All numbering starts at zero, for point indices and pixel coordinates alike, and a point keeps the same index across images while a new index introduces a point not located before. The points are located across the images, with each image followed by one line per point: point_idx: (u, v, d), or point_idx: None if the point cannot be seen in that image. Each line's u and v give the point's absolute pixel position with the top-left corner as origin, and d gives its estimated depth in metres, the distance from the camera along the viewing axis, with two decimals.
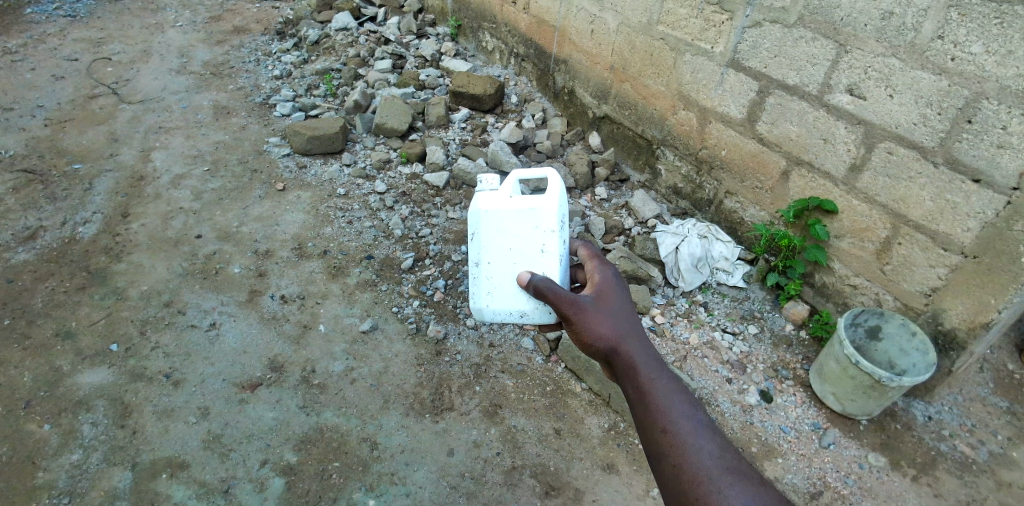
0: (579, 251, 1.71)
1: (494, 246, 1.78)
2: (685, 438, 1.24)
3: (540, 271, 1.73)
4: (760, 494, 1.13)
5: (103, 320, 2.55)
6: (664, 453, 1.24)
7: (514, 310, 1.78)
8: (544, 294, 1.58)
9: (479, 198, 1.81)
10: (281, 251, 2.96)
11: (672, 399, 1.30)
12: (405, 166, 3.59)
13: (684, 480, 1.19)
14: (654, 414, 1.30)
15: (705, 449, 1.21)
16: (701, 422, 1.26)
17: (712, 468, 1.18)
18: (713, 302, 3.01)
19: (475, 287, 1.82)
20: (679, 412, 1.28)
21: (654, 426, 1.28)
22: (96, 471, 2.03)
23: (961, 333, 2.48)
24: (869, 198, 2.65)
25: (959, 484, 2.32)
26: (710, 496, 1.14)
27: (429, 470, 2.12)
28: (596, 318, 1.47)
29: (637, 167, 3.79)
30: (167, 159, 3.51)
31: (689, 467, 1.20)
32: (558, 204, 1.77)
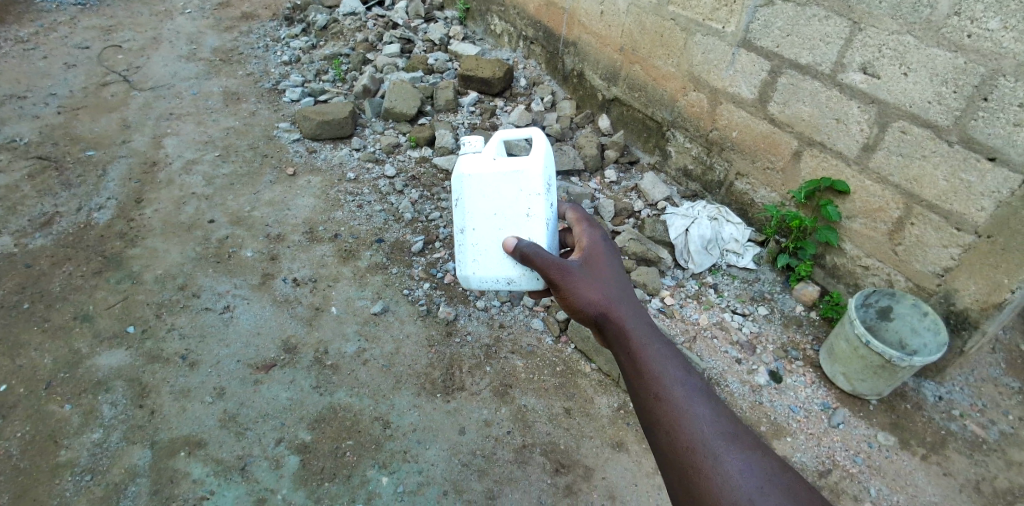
0: (568, 214, 1.75)
1: (478, 211, 1.78)
2: (679, 402, 1.23)
3: (527, 236, 1.75)
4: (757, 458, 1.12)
5: (119, 303, 2.60)
6: (658, 419, 1.23)
7: (500, 277, 1.80)
8: (534, 261, 1.59)
9: (462, 162, 1.80)
10: (293, 235, 2.99)
11: (665, 364, 1.30)
12: (414, 150, 3.60)
13: (679, 446, 1.17)
14: (647, 380, 1.29)
15: (700, 413, 1.20)
16: (696, 387, 1.26)
17: (707, 433, 1.17)
18: (723, 283, 3.01)
19: (461, 254, 1.83)
20: (672, 378, 1.28)
21: (647, 392, 1.28)
22: (116, 449, 2.09)
23: (973, 313, 2.47)
24: (882, 178, 2.63)
25: (969, 462, 2.32)
26: (705, 460, 1.13)
27: (441, 448, 2.16)
28: (587, 285, 1.49)
29: (646, 149, 3.77)
30: (179, 146, 3.54)
31: (683, 432, 1.18)
32: (543, 166, 1.78)
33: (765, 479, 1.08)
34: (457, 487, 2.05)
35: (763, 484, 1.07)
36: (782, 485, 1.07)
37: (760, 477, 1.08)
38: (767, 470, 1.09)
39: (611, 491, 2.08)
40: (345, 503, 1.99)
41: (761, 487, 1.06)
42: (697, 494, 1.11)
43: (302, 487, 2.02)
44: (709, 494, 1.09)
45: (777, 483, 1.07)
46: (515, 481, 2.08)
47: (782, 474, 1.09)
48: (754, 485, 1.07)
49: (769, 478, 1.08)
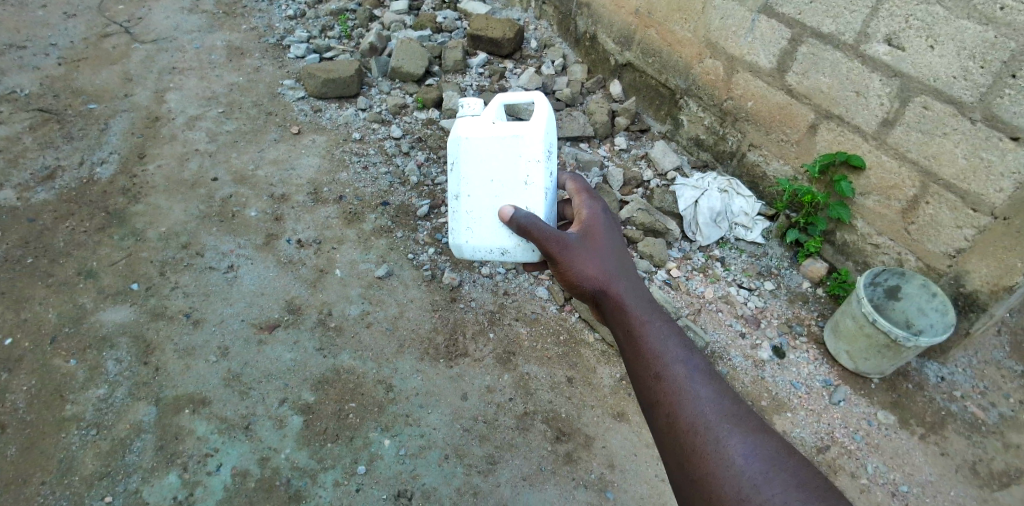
0: (567, 185, 1.69)
1: (474, 177, 1.74)
2: (679, 384, 1.20)
3: (524, 205, 1.70)
4: (759, 442, 1.09)
5: (123, 260, 2.59)
6: (658, 402, 1.21)
7: (495, 247, 1.76)
8: (532, 232, 1.56)
9: (458, 124, 1.75)
10: (297, 196, 2.96)
11: (665, 345, 1.28)
12: (421, 111, 3.53)
13: (680, 429, 1.15)
14: (647, 362, 1.27)
15: (701, 395, 1.18)
16: (696, 368, 1.23)
17: (709, 415, 1.15)
18: (730, 257, 2.97)
19: (454, 222, 1.79)
20: (673, 359, 1.26)
21: (647, 373, 1.26)
22: (121, 405, 2.11)
23: (983, 295, 2.44)
24: (899, 155, 2.56)
25: (967, 443, 2.33)
26: (706, 444, 1.10)
27: (443, 413, 2.17)
28: (586, 260, 1.46)
29: (658, 118, 3.68)
30: (181, 101, 3.47)
31: (684, 414, 1.16)
32: (544, 132, 1.72)
33: (768, 464, 1.05)
34: (458, 452, 2.08)
35: (766, 468, 1.05)
36: (786, 469, 1.04)
37: (763, 461, 1.06)
38: (770, 453, 1.07)
39: (610, 460, 2.10)
40: (348, 463, 2.01)
41: (764, 472, 1.04)
42: (698, 478, 1.09)
43: (305, 446, 2.04)
44: (711, 478, 1.07)
45: (780, 467, 1.04)
46: (516, 448, 2.10)
47: (786, 457, 1.06)
48: (756, 469, 1.05)
49: (772, 462, 1.05)
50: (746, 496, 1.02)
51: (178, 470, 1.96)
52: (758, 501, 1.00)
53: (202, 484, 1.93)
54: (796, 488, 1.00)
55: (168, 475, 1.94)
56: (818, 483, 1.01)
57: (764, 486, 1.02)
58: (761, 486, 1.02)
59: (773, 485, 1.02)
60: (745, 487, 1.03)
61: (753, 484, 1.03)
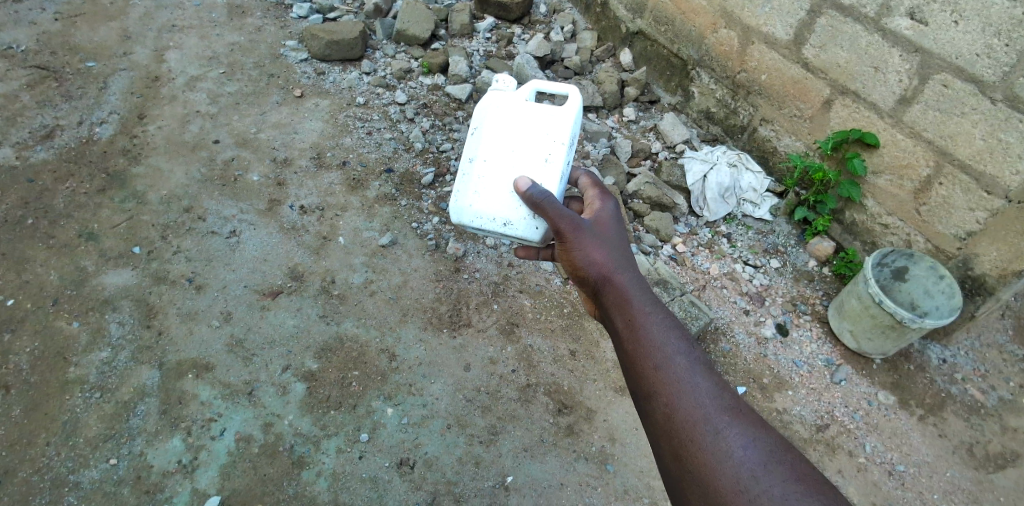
0: (580, 180, 1.68)
1: (492, 144, 1.75)
2: (679, 375, 1.18)
3: (540, 179, 1.67)
4: (757, 434, 1.07)
5: (124, 223, 2.56)
6: (656, 391, 1.18)
7: (498, 217, 1.69)
8: (543, 211, 1.52)
9: (490, 93, 1.81)
10: (300, 161, 2.91)
11: (667, 336, 1.25)
12: (426, 77, 3.45)
13: (677, 420, 1.12)
14: (647, 352, 1.24)
15: (701, 387, 1.16)
16: (696, 361, 1.21)
17: (708, 407, 1.12)
18: (737, 233, 2.94)
19: (462, 185, 1.76)
20: (673, 349, 1.23)
21: (646, 362, 1.23)
22: (124, 369, 2.11)
23: (990, 279, 2.41)
24: (915, 133, 2.50)
25: (965, 425, 2.34)
26: (705, 435, 1.08)
27: (446, 382, 2.18)
28: (593, 244, 1.43)
29: (668, 89, 3.59)
30: (181, 60, 3.39)
31: (683, 405, 1.14)
32: (574, 118, 1.73)
33: (767, 456, 1.03)
34: (460, 422, 2.09)
35: (765, 460, 1.02)
36: (784, 462, 1.02)
37: (762, 453, 1.04)
38: (769, 447, 1.05)
39: (611, 433, 2.11)
40: (350, 431, 2.02)
41: (763, 464, 1.02)
42: (693, 470, 1.06)
43: (308, 413, 2.05)
44: (708, 470, 1.04)
45: (779, 460, 1.03)
46: (518, 419, 2.11)
47: (784, 451, 1.04)
48: (756, 461, 1.03)
49: (771, 455, 1.04)
50: (745, 487, 1.00)
51: (182, 434, 1.97)
52: (757, 492, 0.98)
53: (205, 448, 1.95)
54: (795, 482, 0.98)
55: (173, 439, 1.96)
56: (816, 477, 1.00)
57: (763, 477, 1.00)
58: (760, 477, 1.00)
59: (772, 477, 1.00)
60: (744, 478, 1.01)
61: (752, 476, 1.01)
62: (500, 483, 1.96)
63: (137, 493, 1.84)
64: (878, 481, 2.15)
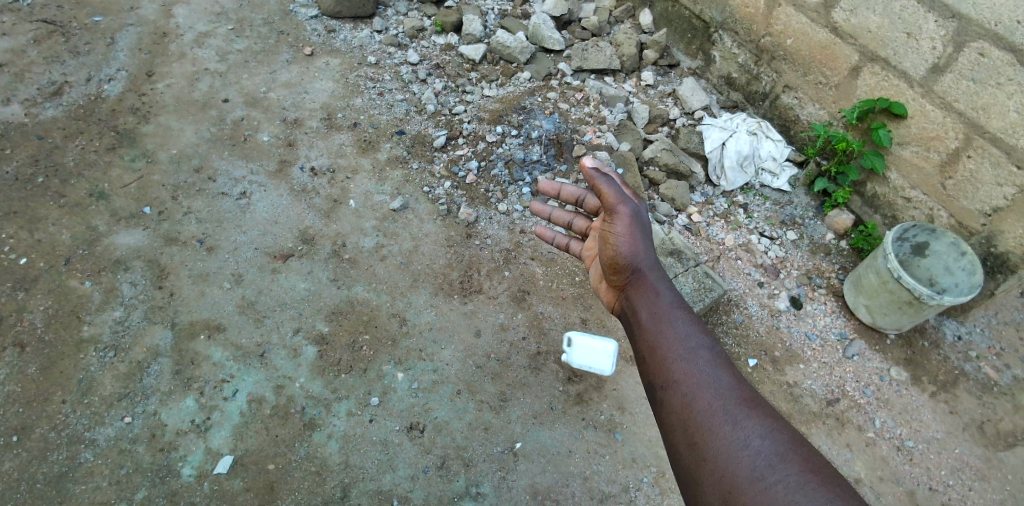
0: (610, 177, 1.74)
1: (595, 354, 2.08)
2: (700, 368, 1.22)
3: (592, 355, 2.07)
4: (773, 425, 1.10)
5: (135, 183, 2.55)
6: (675, 382, 1.22)
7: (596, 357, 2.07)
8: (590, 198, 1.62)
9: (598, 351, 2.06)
10: (310, 121, 2.86)
11: (690, 331, 1.30)
12: (439, 36, 3.36)
13: (695, 409, 1.16)
14: (670, 344, 1.29)
15: (720, 380, 1.19)
16: (716, 355, 1.26)
17: (727, 399, 1.15)
18: (754, 203, 2.87)
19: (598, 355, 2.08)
20: (695, 344, 1.28)
21: (668, 353, 1.27)
22: (138, 328, 2.13)
23: (1014, 257, 2.35)
24: (946, 104, 2.40)
25: (977, 403, 2.32)
26: (721, 426, 1.11)
27: (456, 349, 2.18)
28: (630, 237, 1.52)
29: (688, 53, 3.46)
30: (189, 16, 3.31)
31: (702, 396, 1.17)
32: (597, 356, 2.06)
33: (784, 446, 1.06)
34: (471, 388, 2.10)
35: (781, 450, 1.04)
36: (802, 452, 1.05)
37: (778, 444, 1.06)
38: (785, 439, 1.07)
39: (621, 402, 2.12)
40: (361, 394, 2.04)
41: (779, 453, 1.04)
42: (709, 457, 1.08)
43: (319, 376, 2.07)
44: (724, 459, 1.06)
45: (796, 451, 1.05)
46: (528, 386, 2.12)
47: (800, 444, 1.06)
48: (772, 450, 1.05)
49: (788, 446, 1.06)
50: (761, 476, 1.01)
51: (195, 395, 2.00)
52: (773, 479, 1.00)
53: (218, 408, 1.97)
54: (810, 472, 1.00)
55: (186, 400, 1.98)
56: (832, 471, 1.02)
57: (778, 466, 1.02)
58: (776, 466, 1.02)
59: (788, 466, 1.02)
60: (760, 466, 1.03)
61: (768, 464, 1.02)
62: (509, 449, 1.97)
63: (152, 450, 1.88)
64: (886, 456, 2.15)
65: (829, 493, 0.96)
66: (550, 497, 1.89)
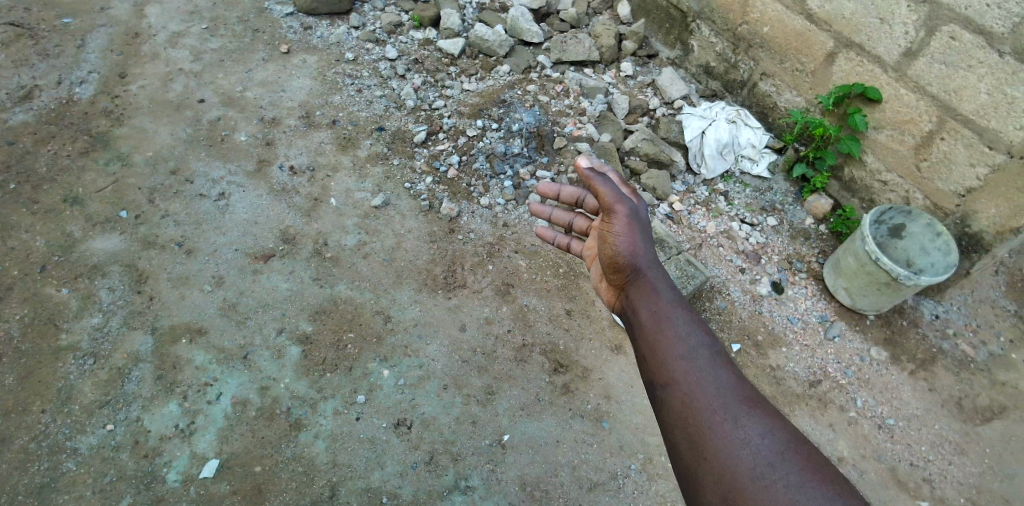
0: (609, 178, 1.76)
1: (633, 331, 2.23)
2: (701, 366, 1.24)
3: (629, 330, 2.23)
4: (773, 424, 1.12)
5: (110, 187, 2.50)
6: (676, 380, 1.23)
7: None
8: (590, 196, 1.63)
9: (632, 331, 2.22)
10: (288, 120, 2.83)
11: (690, 329, 1.32)
12: (417, 31, 3.34)
13: (696, 408, 1.17)
14: (671, 342, 1.30)
15: (720, 378, 1.21)
16: (716, 353, 1.27)
17: (727, 397, 1.18)
18: (734, 190, 2.90)
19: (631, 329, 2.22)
20: (695, 341, 1.29)
21: (669, 351, 1.28)
22: (118, 334, 2.10)
23: (988, 236, 2.40)
24: (919, 88, 2.44)
25: (955, 380, 2.38)
26: (723, 424, 1.13)
27: (441, 344, 2.18)
28: (629, 235, 1.53)
29: (666, 42, 3.47)
30: (162, 16, 3.25)
31: (703, 395, 1.19)
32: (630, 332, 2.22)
33: (784, 444, 1.09)
34: (457, 382, 2.10)
35: (781, 449, 1.08)
36: (800, 450, 1.08)
37: (778, 443, 1.09)
38: (785, 438, 1.10)
39: (607, 391, 2.13)
40: (347, 393, 2.04)
41: (779, 451, 1.07)
42: (710, 455, 1.10)
43: (304, 376, 2.06)
44: (725, 457, 1.09)
45: (796, 450, 1.08)
46: (514, 379, 2.13)
47: (800, 442, 1.10)
48: (772, 449, 1.08)
49: (787, 444, 1.09)
50: (761, 474, 1.04)
51: (178, 399, 1.97)
52: (774, 478, 1.03)
53: (203, 412, 1.95)
54: (809, 471, 1.04)
55: (169, 405, 1.96)
56: (830, 469, 1.05)
57: (779, 465, 1.05)
58: (776, 464, 1.05)
59: (788, 465, 1.05)
60: (761, 464, 1.06)
61: (768, 463, 1.05)
62: (497, 441, 1.98)
63: (136, 457, 1.86)
64: (868, 434, 2.19)
65: (828, 492, 1.00)
66: (539, 488, 1.90)
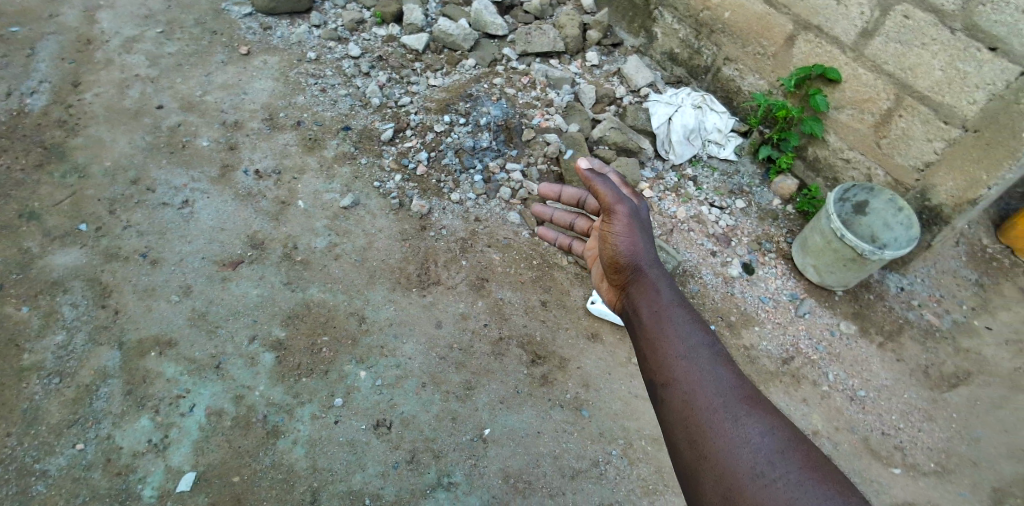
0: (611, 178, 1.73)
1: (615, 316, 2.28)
2: (702, 365, 1.25)
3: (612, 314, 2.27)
4: (773, 422, 1.14)
5: (68, 199, 2.42)
6: (677, 379, 1.25)
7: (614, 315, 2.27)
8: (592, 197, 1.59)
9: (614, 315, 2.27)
10: (251, 123, 2.77)
11: (691, 329, 1.33)
12: (380, 28, 3.29)
13: (697, 407, 1.19)
14: (671, 342, 1.31)
15: (721, 378, 1.23)
16: (716, 352, 1.28)
17: (727, 397, 1.19)
18: (703, 175, 2.93)
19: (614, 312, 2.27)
20: (695, 341, 1.30)
21: (669, 351, 1.30)
22: (83, 351, 2.04)
23: (947, 209, 2.47)
24: (876, 67, 2.50)
25: (921, 349, 2.45)
26: (723, 423, 1.15)
27: (418, 342, 2.17)
28: (629, 235, 1.52)
29: (630, 31, 3.49)
30: (114, 21, 3.14)
31: (703, 394, 1.20)
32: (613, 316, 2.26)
33: (783, 442, 1.10)
34: (435, 379, 2.09)
35: (781, 447, 1.09)
36: (799, 448, 1.09)
37: (778, 441, 1.10)
38: (785, 437, 1.11)
39: (585, 380, 2.15)
40: (324, 396, 2.01)
41: (779, 450, 1.09)
42: (710, 454, 1.12)
43: (279, 382, 2.03)
44: (725, 456, 1.10)
45: (795, 448, 1.09)
46: (492, 373, 2.13)
47: (800, 441, 1.11)
48: (772, 448, 1.09)
49: (787, 442, 1.10)
50: (761, 472, 1.06)
51: (150, 414, 1.93)
52: (774, 477, 1.04)
53: (176, 425, 1.91)
54: (809, 469, 1.05)
55: (141, 420, 1.91)
56: (830, 467, 1.06)
57: (779, 463, 1.06)
58: (776, 463, 1.06)
59: (787, 463, 1.06)
60: (761, 463, 1.07)
61: (768, 462, 1.07)
62: (478, 436, 1.98)
63: (109, 475, 1.81)
64: (841, 407, 2.25)
65: (827, 490, 1.01)
66: (522, 479, 1.91)
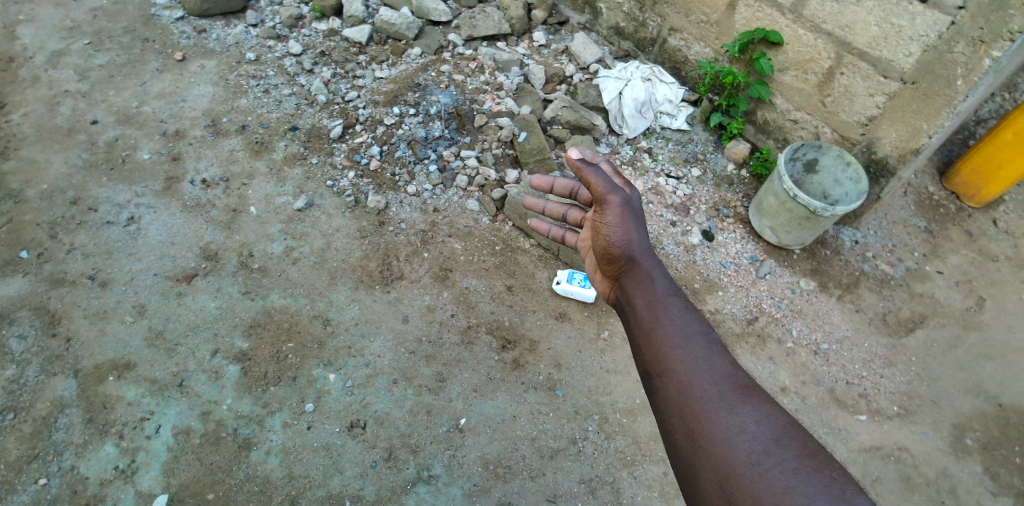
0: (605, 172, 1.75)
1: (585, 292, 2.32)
2: (697, 354, 1.26)
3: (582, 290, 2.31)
4: (768, 410, 1.15)
5: (3, 227, 2.30)
6: (672, 369, 1.25)
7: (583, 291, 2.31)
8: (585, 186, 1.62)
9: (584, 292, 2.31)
10: (193, 131, 2.67)
11: (685, 318, 1.34)
12: (320, 22, 3.21)
13: (692, 396, 1.19)
14: (666, 331, 1.32)
15: (715, 367, 1.24)
16: (711, 341, 1.30)
17: (722, 386, 1.20)
18: (657, 147, 2.96)
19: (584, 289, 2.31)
20: (690, 329, 1.31)
21: (663, 340, 1.30)
22: (36, 384, 1.95)
23: (892, 160, 2.54)
24: (815, 27, 2.54)
25: (878, 298, 2.54)
26: (718, 412, 1.15)
27: (386, 339, 2.15)
28: (623, 225, 1.54)
29: (575, 7, 3.47)
30: (36, 35, 2.97)
31: (698, 383, 1.21)
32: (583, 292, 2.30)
33: (778, 430, 1.11)
34: (407, 375, 2.07)
35: (776, 436, 1.10)
36: (792, 436, 1.10)
37: (773, 429, 1.11)
38: (780, 425, 1.12)
39: (557, 360, 2.16)
40: (295, 403, 1.98)
41: (775, 438, 1.09)
42: (706, 443, 1.12)
43: (247, 394, 1.98)
44: (721, 445, 1.11)
45: (790, 436, 1.10)
46: (464, 362, 2.12)
47: (795, 429, 1.12)
48: (767, 436, 1.10)
49: (781, 430, 1.11)
50: (757, 461, 1.06)
51: (114, 440, 1.86)
52: (769, 465, 1.05)
53: (143, 449, 1.85)
54: (803, 456, 1.06)
55: (105, 447, 1.85)
56: (824, 454, 1.07)
57: (774, 451, 1.07)
58: (771, 451, 1.07)
59: (783, 451, 1.07)
60: (756, 452, 1.08)
61: (764, 450, 1.07)
62: (454, 426, 1.98)
63: None
64: (806, 361, 2.32)
65: (822, 476, 1.02)
66: (502, 465, 1.92)
